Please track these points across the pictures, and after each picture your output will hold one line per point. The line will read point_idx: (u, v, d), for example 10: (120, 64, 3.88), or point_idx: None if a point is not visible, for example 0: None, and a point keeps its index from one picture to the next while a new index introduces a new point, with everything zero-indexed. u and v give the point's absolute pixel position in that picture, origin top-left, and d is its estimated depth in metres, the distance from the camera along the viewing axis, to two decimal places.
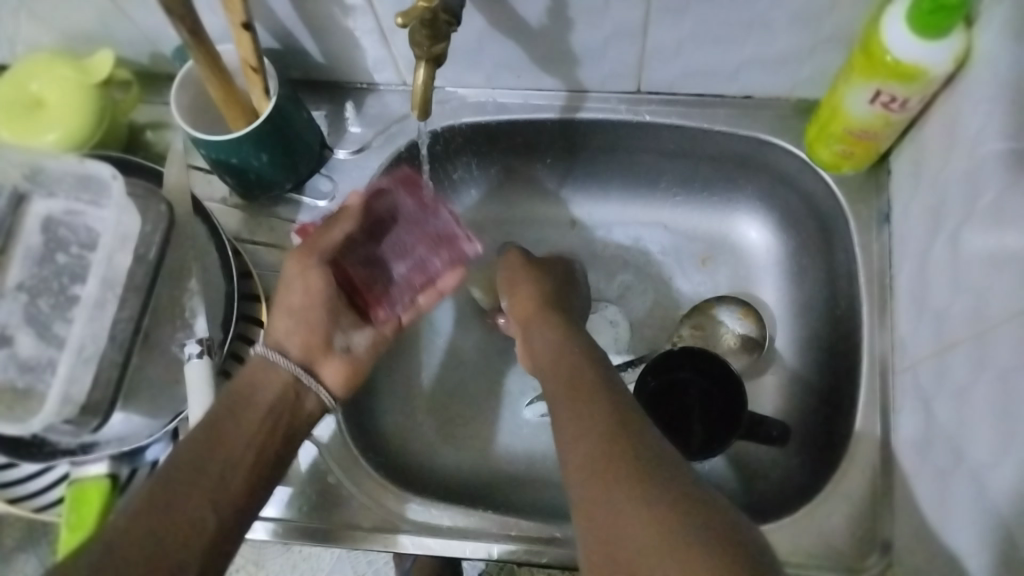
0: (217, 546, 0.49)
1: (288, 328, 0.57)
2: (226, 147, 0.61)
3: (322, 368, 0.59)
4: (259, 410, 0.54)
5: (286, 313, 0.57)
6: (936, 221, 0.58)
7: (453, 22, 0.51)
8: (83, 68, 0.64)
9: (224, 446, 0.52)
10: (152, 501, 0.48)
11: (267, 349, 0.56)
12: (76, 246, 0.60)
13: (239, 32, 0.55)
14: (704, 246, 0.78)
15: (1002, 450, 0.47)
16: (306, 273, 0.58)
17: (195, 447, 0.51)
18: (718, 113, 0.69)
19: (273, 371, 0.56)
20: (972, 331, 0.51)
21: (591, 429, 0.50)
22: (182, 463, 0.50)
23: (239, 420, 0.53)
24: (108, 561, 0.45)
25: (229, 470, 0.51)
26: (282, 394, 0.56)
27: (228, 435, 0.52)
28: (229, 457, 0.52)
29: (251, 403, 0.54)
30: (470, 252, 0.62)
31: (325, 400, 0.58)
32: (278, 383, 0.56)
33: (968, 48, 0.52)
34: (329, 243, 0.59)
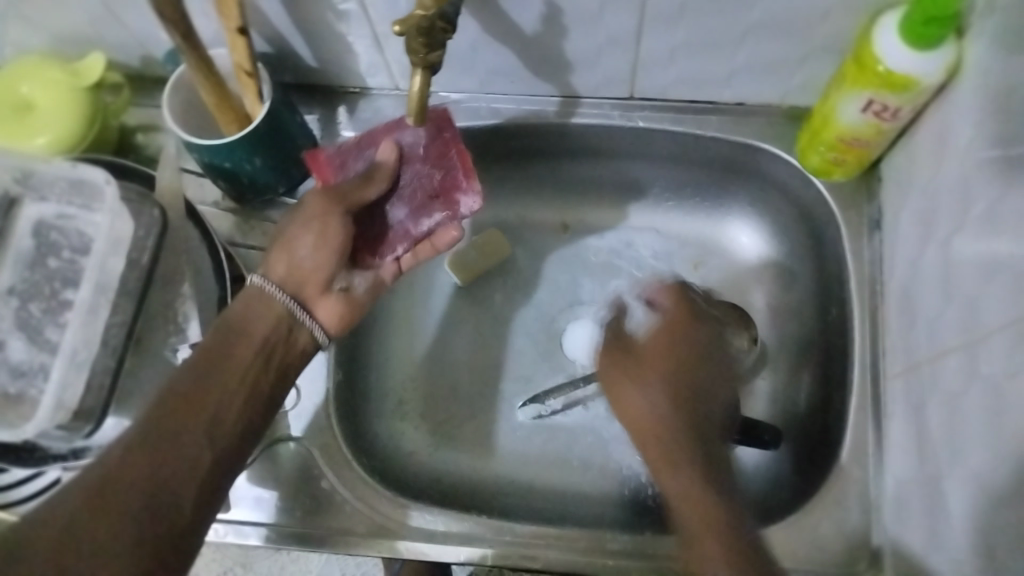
0: (216, 477, 0.50)
1: (293, 263, 0.56)
2: (220, 152, 0.61)
3: (317, 307, 0.57)
4: (251, 347, 0.54)
5: (292, 248, 0.56)
6: (927, 230, 0.58)
7: (448, 29, 0.50)
8: (73, 71, 0.64)
9: (218, 384, 0.52)
10: (148, 437, 0.48)
11: (264, 282, 0.55)
12: (68, 250, 0.61)
13: (233, 37, 0.55)
14: (696, 250, 0.78)
15: (990, 462, 0.47)
16: (322, 217, 0.56)
17: (188, 384, 0.51)
18: (711, 120, 0.69)
19: (270, 305, 0.55)
20: (962, 341, 0.51)
21: (692, 500, 0.51)
22: (176, 400, 0.50)
23: (232, 357, 0.53)
24: (103, 489, 0.45)
25: (223, 407, 0.51)
26: (275, 328, 0.55)
27: (222, 372, 0.52)
28: (222, 395, 0.52)
29: (243, 338, 0.54)
30: (465, 207, 0.58)
31: (318, 337, 0.57)
32: (272, 318, 0.55)
33: (960, 59, 0.53)
34: (351, 191, 0.57)
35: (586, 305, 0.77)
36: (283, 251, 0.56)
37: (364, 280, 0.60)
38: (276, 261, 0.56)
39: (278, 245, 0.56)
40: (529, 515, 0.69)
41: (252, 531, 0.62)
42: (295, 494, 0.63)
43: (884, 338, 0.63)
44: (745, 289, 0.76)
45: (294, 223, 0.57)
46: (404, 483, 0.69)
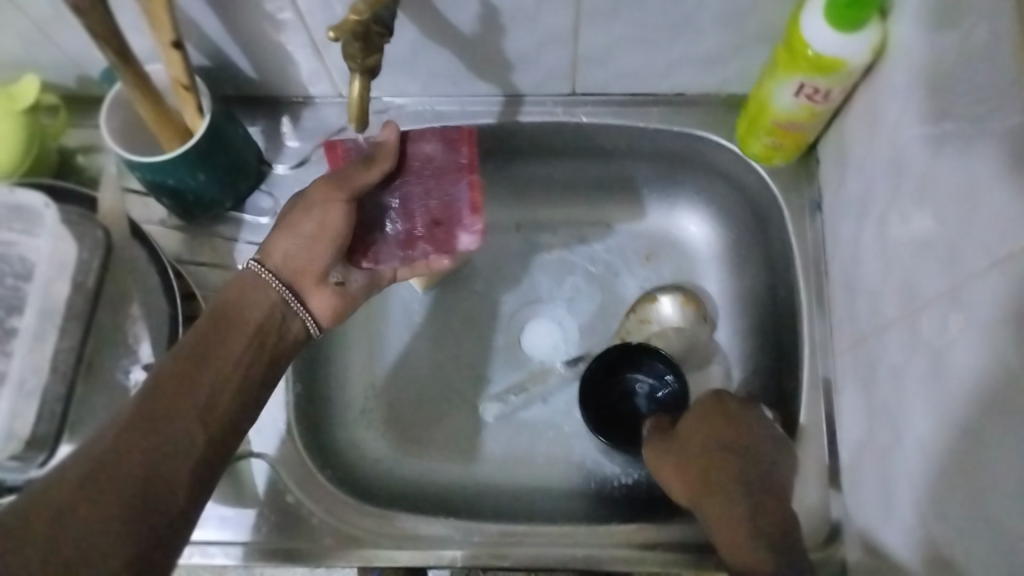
0: (207, 461, 0.51)
1: (289, 249, 0.57)
2: (162, 168, 0.61)
3: (310, 297, 0.58)
4: (246, 332, 0.55)
5: (290, 235, 0.57)
6: (864, 207, 0.59)
7: (384, 33, 0.50)
8: (8, 94, 0.63)
9: (207, 369, 0.53)
10: (139, 422, 0.49)
11: (262, 269, 0.57)
12: (11, 278, 0.60)
13: (166, 52, 0.54)
14: (647, 241, 0.79)
15: (935, 429, 0.49)
16: (327, 206, 0.56)
17: (180, 369, 0.52)
18: (652, 112, 0.70)
19: (264, 291, 0.56)
20: (904, 313, 0.53)
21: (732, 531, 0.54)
22: (167, 384, 0.51)
23: (222, 344, 0.54)
24: (100, 466, 0.47)
25: (214, 392, 0.52)
26: (269, 314, 0.56)
27: (212, 358, 0.53)
28: (213, 381, 0.52)
29: (236, 326, 0.55)
30: (465, 244, 0.60)
31: (309, 327, 0.58)
32: (266, 304, 0.56)
33: (885, 39, 0.54)
34: (357, 182, 0.57)
35: (542, 301, 0.78)
36: (281, 236, 0.57)
37: (361, 276, 0.60)
38: (274, 246, 0.57)
39: (278, 230, 0.57)
40: (498, 513, 0.69)
41: (219, 550, 0.62)
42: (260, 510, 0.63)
43: (832, 316, 0.64)
44: (697, 277, 0.77)
45: (297, 208, 0.57)
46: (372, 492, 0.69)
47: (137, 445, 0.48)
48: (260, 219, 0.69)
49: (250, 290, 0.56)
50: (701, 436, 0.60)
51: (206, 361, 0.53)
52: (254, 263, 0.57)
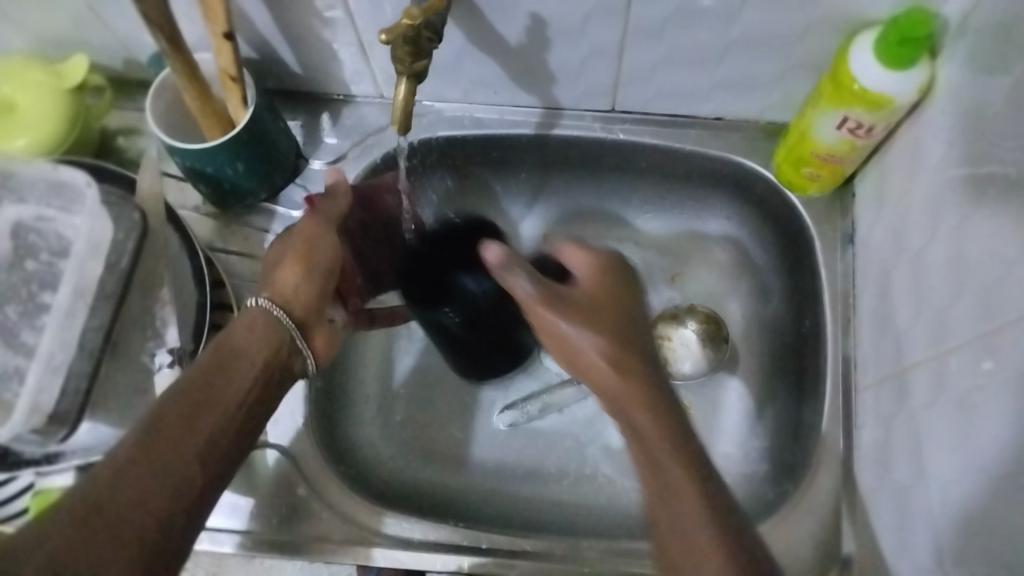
0: (202, 497, 0.46)
1: (293, 279, 0.56)
2: (202, 156, 0.61)
3: (313, 335, 0.57)
4: (248, 364, 0.51)
5: (296, 263, 0.57)
6: (899, 244, 0.59)
7: (434, 39, 0.50)
8: (56, 72, 0.64)
9: (213, 403, 0.49)
10: (136, 454, 0.44)
11: (270, 304, 0.54)
12: (46, 253, 0.60)
13: (218, 42, 0.55)
14: (674, 262, 0.79)
15: (959, 473, 0.48)
16: (319, 235, 0.59)
17: (181, 402, 0.47)
18: (690, 134, 0.70)
19: (269, 326, 0.54)
20: (932, 353, 0.52)
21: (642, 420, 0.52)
22: (168, 416, 0.47)
23: (228, 378, 0.50)
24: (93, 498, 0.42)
25: (219, 428, 0.48)
26: (275, 350, 0.54)
27: (218, 390, 0.49)
28: (218, 415, 0.48)
29: (242, 358, 0.51)
30: None
31: (309, 364, 0.57)
32: (272, 340, 0.54)
33: (932, 79, 0.54)
34: (336, 214, 0.61)
35: None
36: (279, 271, 0.56)
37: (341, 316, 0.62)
38: (275, 281, 0.56)
39: (275, 270, 0.57)
40: (504, 522, 0.69)
41: (223, 538, 0.62)
42: (271, 499, 0.63)
43: (857, 351, 0.64)
44: (720, 300, 0.77)
45: (281, 245, 0.58)
46: (381, 488, 0.69)
47: (137, 482, 0.43)
48: (292, 212, 0.70)
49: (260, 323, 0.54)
50: (599, 319, 0.55)
51: (211, 391, 0.49)
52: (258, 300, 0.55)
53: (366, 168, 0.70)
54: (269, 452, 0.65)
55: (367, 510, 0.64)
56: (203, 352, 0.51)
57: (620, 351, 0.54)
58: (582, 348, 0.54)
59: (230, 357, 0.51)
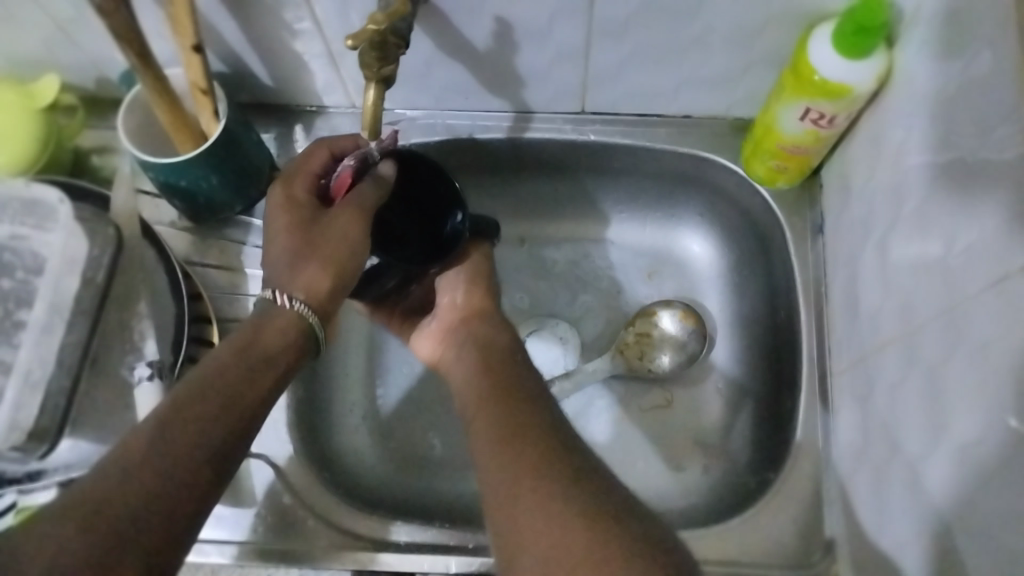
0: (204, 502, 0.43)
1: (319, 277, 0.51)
2: (175, 170, 0.62)
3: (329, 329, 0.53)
4: (264, 366, 0.48)
5: (332, 269, 0.51)
6: (866, 230, 0.60)
7: (401, 45, 0.52)
8: (27, 92, 0.64)
9: (233, 409, 0.45)
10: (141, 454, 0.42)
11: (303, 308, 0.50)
12: (21, 271, 0.60)
13: (188, 56, 0.55)
14: (650, 260, 0.80)
15: (931, 450, 0.49)
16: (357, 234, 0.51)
17: (197, 400, 0.44)
18: (659, 132, 0.72)
19: (287, 324, 0.50)
20: (902, 333, 0.53)
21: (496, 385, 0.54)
22: (182, 417, 0.44)
23: (248, 381, 0.47)
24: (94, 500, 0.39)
25: (231, 435, 0.45)
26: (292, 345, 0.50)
27: (237, 394, 0.46)
28: (233, 421, 0.45)
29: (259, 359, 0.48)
30: None
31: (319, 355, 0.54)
32: (288, 336, 0.50)
33: (890, 67, 0.55)
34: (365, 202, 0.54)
35: (546, 317, 0.78)
36: (307, 266, 0.51)
37: None
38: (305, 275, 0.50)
39: (304, 264, 0.51)
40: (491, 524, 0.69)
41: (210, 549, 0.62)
42: (257, 510, 0.63)
43: (831, 338, 0.65)
44: (697, 295, 0.78)
45: (299, 239, 0.51)
46: (368, 496, 0.69)
47: (142, 482, 0.41)
48: None
49: (277, 322, 0.50)
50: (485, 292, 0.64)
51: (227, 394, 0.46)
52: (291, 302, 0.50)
53: None
54: (258, 463, 0.65)
55: (353, 517, 0.64)
56: (222, 350, 0.48)
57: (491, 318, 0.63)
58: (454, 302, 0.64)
59: (249, 359, 0.48)
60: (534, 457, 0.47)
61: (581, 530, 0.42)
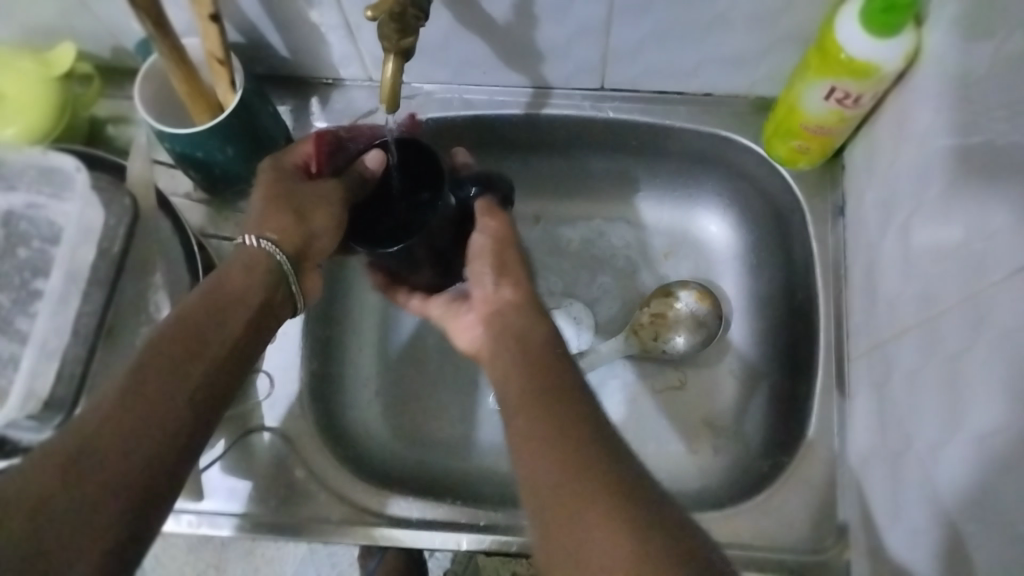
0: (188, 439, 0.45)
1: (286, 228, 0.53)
2: (191, 140, 0.61)
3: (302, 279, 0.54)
4: (237, 309, 0.50)
5: (292, 211, 0.53)
6: (888, 213, 0.59)
7: (421, 16, 0.51)
8: (43, 60, 0.64)
9: (201, 352, 0.47)
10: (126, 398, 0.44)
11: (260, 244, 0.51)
12: (37, 240, 0.61)
13: (205, 25, 0.55)
14: (667, 240, 0.79)
15: (949, 438, 0.49)
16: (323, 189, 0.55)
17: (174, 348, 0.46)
18: (680, 110, 0.71)
19: (259, 266, 0.51)
20: (922, 319, 0.53)
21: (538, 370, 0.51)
22: (159, 363, 0.46)
23: (217, 326, 0.48)
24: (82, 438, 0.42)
25: (205, 378, 0.46)
26: (267, 291, 0.51)
27: (205, 342, 0.47)
28: (205, 366, 0.47)
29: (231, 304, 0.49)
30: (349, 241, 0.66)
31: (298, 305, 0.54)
32: (259, 281, 0.51)
33: (918, 46, 0.54)
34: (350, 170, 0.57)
35: (561, 296, 0.78)
36: (271, 211, 0.53)
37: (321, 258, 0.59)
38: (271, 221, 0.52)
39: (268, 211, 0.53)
40: (501, 500, 0.69)
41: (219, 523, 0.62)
42: (269, 482, 0.64)
43: (849, 322, 0.64)
44: (714, 276, 0.77)
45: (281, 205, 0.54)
46: (380, 470, 0.69)
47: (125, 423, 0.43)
48: None
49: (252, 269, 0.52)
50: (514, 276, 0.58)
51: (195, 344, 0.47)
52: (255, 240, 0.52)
53: None
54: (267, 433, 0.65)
55: (364, 492, 0.64)
56: (196, 296, 0.49)
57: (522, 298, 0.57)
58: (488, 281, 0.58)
59: (217, 306, 0.49)
60: (575, 464, 0.44)
61: (610, 517, 0.41)
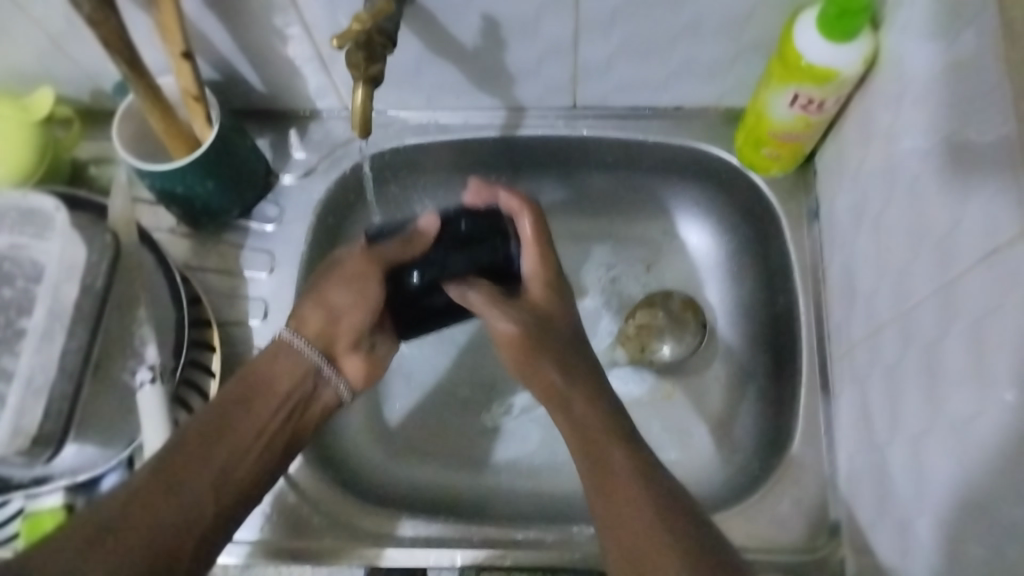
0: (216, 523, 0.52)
1: (314, 318, 0.60)
2: (171, 177, 0.62)
3: (344, 365, 0.61)
4: (276, 395, 0.57)
5: (321, 308, 0.60)
6: (859, 215, 0.60)
7: (388, 44, 0.52)
8: (22, 105, 0.65)
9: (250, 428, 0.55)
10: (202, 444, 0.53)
11: (293, 335, 0.59)
12: (21, 280, 0.60)
13: (177, 62, 0.56)
14: (648, 253, 0.78)
15: (929, 431, 0.49)
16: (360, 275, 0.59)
17: (183, 458, 0.52)
18: (652, 125, 0.72)
19: (295, 358, 0.59)
20: (896, 315, 0.53)
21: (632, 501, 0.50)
22: (180, 465, 0.52)
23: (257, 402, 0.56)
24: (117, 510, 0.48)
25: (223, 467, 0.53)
26: (297, 385, 0.59)
27: (234, 426, 0.55)
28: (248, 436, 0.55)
29: (266, 391, 0.57)
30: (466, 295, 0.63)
31: (341, 394, 0.61)
32: (296, 371, 0.59)
33: (876, 51, 0.55)
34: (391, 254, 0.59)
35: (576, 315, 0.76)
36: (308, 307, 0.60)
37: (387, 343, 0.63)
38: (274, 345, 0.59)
39: (308, 306, 0.60)
40: (502, 515, 0.70)
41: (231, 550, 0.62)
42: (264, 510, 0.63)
43: (829, 325, 0.65)
44: (697, 288, 0.77)
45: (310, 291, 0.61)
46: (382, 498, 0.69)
47: (149, 505, 0.49)
48: (266, 228, 0.71)
49: (247, 402, 0.56)
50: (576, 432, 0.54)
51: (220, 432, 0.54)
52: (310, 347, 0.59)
53: (336, 181, 0.72)
54: None
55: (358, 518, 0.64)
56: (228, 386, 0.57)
57: (570, 373, 0.56)
58: (503, 329, 0.57)
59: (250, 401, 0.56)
60: None
61: None
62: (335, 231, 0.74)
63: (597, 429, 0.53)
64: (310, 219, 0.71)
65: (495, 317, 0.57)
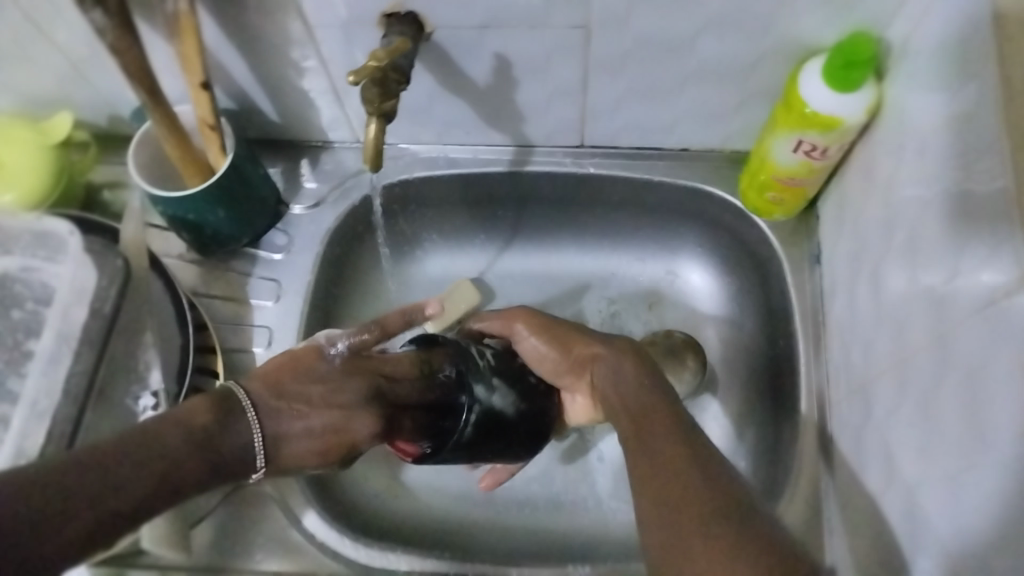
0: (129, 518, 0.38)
1: (306, 450, 0.50)
2: (183, 204, 0.63)
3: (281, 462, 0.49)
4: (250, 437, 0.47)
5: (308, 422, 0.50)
6: (859, 262, 0.61)
7: (402, 80, 0.53)
8: (41, 129, 0.66)
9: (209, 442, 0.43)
10: (152, 433, 0.41)
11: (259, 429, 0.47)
12: (31, 302, 0.61)
13: (195, 92, 0.57)
14: (651, 290, 0.79)
15: (924, 478, 0.49)
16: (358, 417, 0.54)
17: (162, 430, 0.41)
18: (658, 165, 0.73)
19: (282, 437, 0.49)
20: (894, 361, 0.54)
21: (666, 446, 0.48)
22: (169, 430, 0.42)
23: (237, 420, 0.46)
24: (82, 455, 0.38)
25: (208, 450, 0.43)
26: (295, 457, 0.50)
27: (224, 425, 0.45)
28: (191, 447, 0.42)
29: (241, 422, 0.46)
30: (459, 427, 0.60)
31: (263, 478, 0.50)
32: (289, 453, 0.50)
33: (879, 101, 0.57)
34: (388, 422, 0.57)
35: None
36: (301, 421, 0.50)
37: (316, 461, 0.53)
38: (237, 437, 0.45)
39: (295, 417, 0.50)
40: (501, 552, 0.69)
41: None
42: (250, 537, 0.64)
43: (829, 367, 0.65)
44: (697, 327, 0.77)
45: (333, 408, 0.52)
46: (383, 531, 0.69)
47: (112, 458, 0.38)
48: (274, 256, 0.72)
49: (229, 413, 0.46)
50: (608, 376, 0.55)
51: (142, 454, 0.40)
52: (258, 467, 0.47)
53: (345, 212, 0.73)
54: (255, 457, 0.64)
55: (323, 527, 0.64)
56: (195, 399, 0.45)
57: (592, 339, 0.59)
58: (552, 360, 0.62)
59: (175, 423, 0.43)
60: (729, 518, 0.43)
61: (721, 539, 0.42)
62: (343, 261, 0.75)
63: (619, 356, 0.56)
64: (318, 248, 0.72)
65: (569, 398, 0.64)
